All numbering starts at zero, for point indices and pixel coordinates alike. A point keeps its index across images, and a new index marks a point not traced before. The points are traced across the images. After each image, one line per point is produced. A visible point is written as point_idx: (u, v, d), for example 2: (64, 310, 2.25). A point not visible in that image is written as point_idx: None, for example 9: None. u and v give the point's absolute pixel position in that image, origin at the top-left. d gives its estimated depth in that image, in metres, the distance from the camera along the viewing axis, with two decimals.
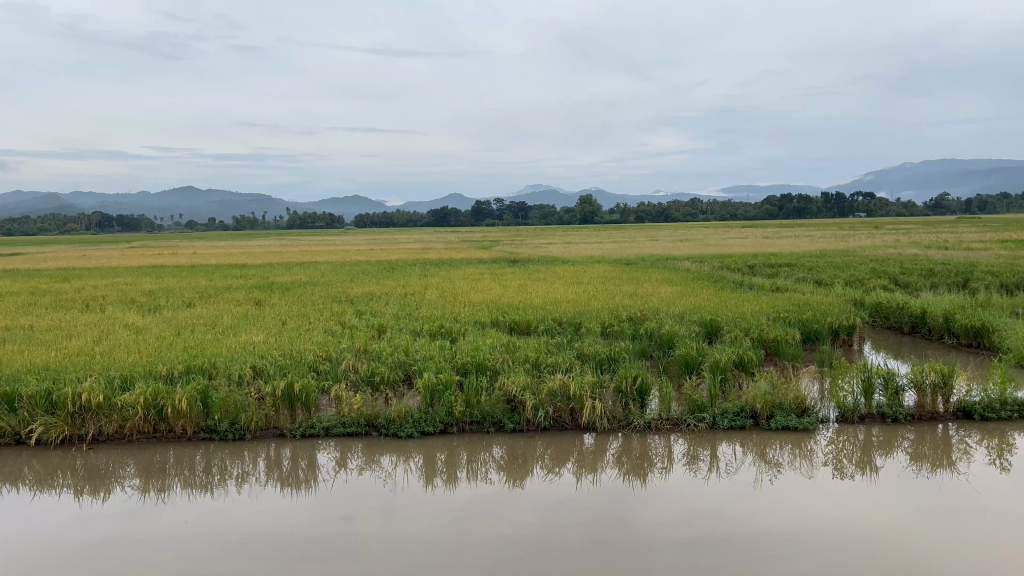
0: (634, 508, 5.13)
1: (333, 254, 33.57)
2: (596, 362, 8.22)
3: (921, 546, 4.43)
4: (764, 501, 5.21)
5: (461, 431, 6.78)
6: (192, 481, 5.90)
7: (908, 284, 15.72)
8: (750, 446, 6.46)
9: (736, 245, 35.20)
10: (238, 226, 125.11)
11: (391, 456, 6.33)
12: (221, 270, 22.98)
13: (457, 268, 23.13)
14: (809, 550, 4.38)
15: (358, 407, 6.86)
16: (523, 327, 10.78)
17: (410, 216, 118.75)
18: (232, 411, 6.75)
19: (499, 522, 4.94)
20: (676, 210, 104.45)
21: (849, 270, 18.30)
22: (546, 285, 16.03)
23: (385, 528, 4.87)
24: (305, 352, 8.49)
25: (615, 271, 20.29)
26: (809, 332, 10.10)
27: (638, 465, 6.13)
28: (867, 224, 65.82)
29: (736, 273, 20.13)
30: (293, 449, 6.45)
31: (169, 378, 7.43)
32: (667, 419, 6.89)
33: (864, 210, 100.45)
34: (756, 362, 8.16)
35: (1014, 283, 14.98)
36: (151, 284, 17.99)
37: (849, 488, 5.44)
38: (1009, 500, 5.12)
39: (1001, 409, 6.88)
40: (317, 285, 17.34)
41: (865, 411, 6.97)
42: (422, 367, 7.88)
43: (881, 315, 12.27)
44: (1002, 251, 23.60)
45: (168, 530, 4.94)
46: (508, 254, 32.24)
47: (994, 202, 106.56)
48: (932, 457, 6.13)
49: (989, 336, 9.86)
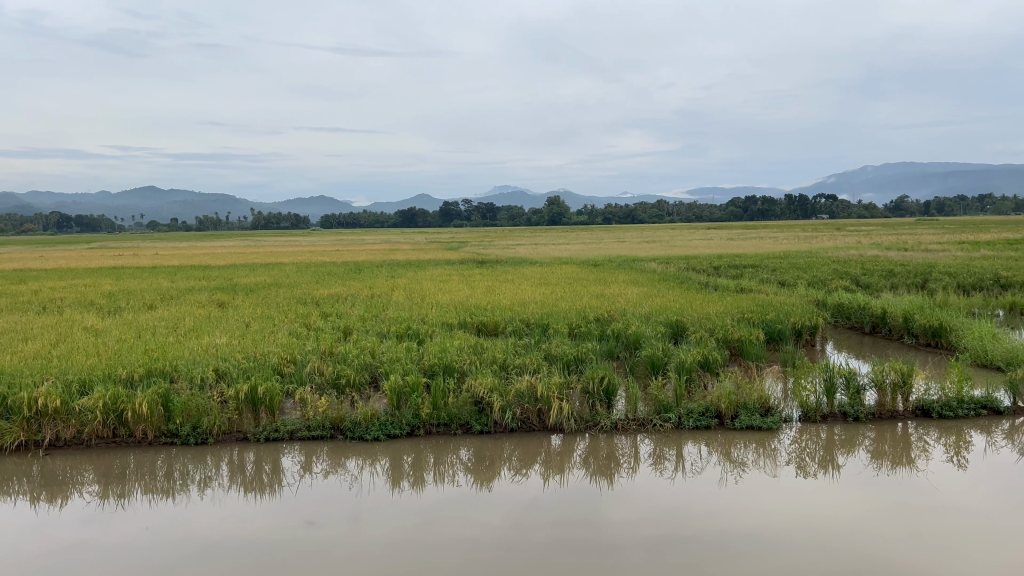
0: (601, 508, 5.15)
1: (300, 254, 34.11)
2: (563, 362, 8.23)
3: (881, 541, 4.50)
4: (729, 500, 5.27)
5: (428, 433, 6.73)
6: (153, 487, 5.81)
7: (869, 284, 16.02)
8: (716, 446, 6.52)
9: (702, 245, 36.79)
10: (201, 225, 124.15)
11: (357, 459, 6.29)
12: (183, 270, 23.30)
13: (424, 269, 23.07)
14: (775, 547, 4.43)
15: (323, 410, 6.80)
16: (490, 329, 10.77)
17: (376, 218, 118.74)
18: (194, 414, 6.63)
19: (465, 523, 4.93)
20: (643, 212, 105.35)
21: (812, 271, 18.57)
22: (513, 285, 16.11)
23: (350, 532, 4.82)
24: (269, 354, 8.38)
25: (582, 271, 20.35)
26: (772, 332, 10.23)
27: (605, 465, 6.16)
28: (833, 226, 66.94)
29: (701, 274, 20.34)
30: (257, 453, 6.37)
31: (129, 381, 7.30)
32: (633, 419, 6.94)
33: (826, 212, 102.46)
34: (721, 362, 8.23)
35: (970, 284, 15.31)
36: (111, 285, 17.77)
37: (812, 487, 5.49)
38: (967, 496, 5.22)
39: (959, 408, 7.02)
40: (282, 286, 17.17)
41: (827, 410, 7.07)
42: (389, 369, 7.82)
43: (842, 315, 12.47)
44: (958, 252, 24.35)
45: (129, 536, 4.85)
46: (476, 254, 33.15)
47: (951, 204, 109.23)
48: (892, 455, 6.23)
49: (947, 336, 10.07)
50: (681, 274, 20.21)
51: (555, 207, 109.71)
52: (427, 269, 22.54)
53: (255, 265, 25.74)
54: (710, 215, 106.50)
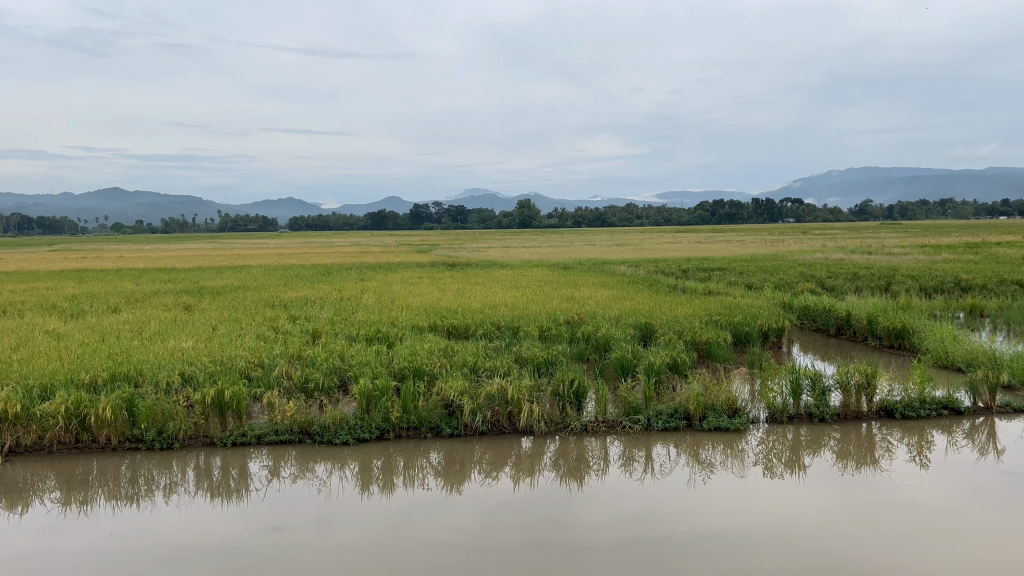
0: (571, 509, 5.18)
1: (266, 254, 36.01)
2: (534, 365, 8.25)
3: (848, 540, 4.56)
4: (698, 500, 5.32)
5: (397, 437, 6.70)
6: (117, 493, 5.71)
7: (834, 288, 16.26)
8: (684, 446, 6.59)
9: (672, 247, 38.14)
10: (166, 228, 123.70)
11: (325, 464, 6.24)
12: (150, 271, 23.64)
13: (393, 271, 23.04)
14: (744, 547, 4.47)
15: (291, 414, 6.73)
16: (461, 331, 10.75)
17: (345, 222, 118.69)
18: (159, 419, 6.52)
19: (435, 527, 4.91)
20: (614, 215, 106.07)
21: (779, 275, 18.80)
22: (483, 288, 16.12)
23: (319, 536, 4.79)
24: (236, 358, 8.27)
25: (551, 274, 20.46)
26: (739, 335, 10.37)
27: (575, 467, 6.18)
28: (801, 228, 68.02)
29: (670, 277, 20.59)
30: (224, 457, 6.30)
31: (92, 386, 7.16)
32: (603, 421, 6.97)
33: (794, 216, 103.98)
34: (689, 364, 8.30)
35: (931, 286, 15.60)
36: (74, 288, 17.50)
37: (778, 487, 5.56)
38: (931, 496, 5.32)
39: (920, 408, 7.16)
40: (248, 289, 16.98)
41: (793, 411, 7.16)
42: (358, 373, 7.76)
43: (808, 317, 12.64)
44: (920, 255, 25.02)
45: (93, 543, 4.77)
46: (446, 254, 35.71)
47: (915, 209, 111.71)
48: (856, 456, 6.32)
49: (910, 337, 10.26)
50: (651, 277, 20.41)
51: (525, 209, 110.51)
52: (397, 272, 22.54)
53: (221, 268, 25.56)
54: (680, 219, 107.65)
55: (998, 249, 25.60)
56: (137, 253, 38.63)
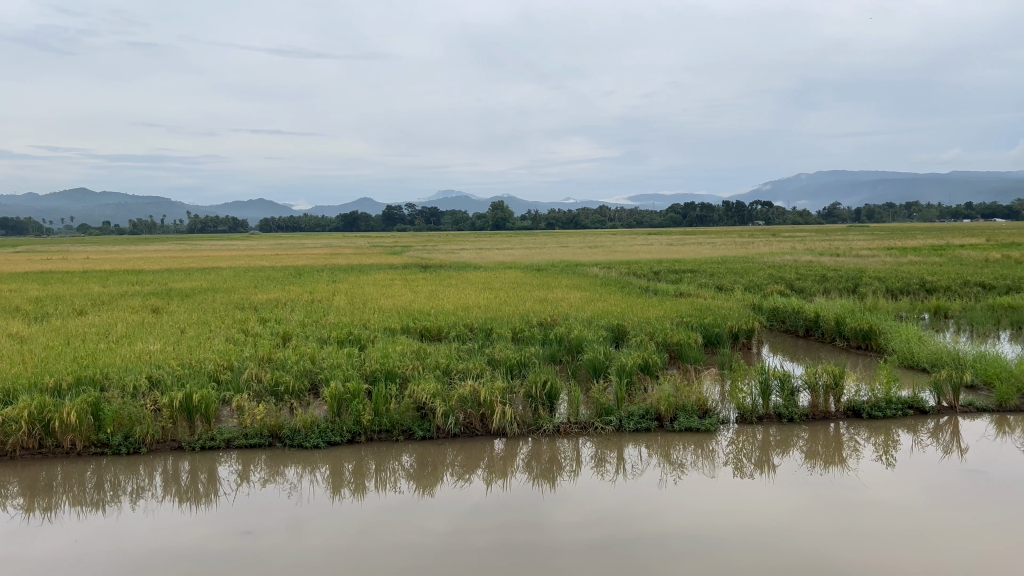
0: (544, 510, 5.19)
1: (237, 254, 37.82)
2: (507, 367, 8.25)
3: (817, 539, 4.61)
4: (670, 500, 5.36)
5: (369, 440, 6.66)
6: (82, 499, 5.62)
7: (803, 289, 16.48)
8: (655, 447, 6.63)
9: (643, 249, 38.83)
10: (135, 229, 122.46)
11: (296, 467, 6.18)
12: (115, 274, 23.14)
13: (365, 273, 22.90)
14: (713, 546, 4.51)
15: (260, 417, 6.66)
16: (433, 334, 10.71)
17: (317, 223, 118.31)
18: (126, 423, 6.43)
19: (408, 530, 4.89)
20: (586, 217, 106.65)
21: (749, 276, 19.07)
22: (456, 290, 16.12)
23: (290, 540, 4.74)
24: (205, 361, 8.17)
25: (524, 276, 20.51)
26: (710, 336, 10.46)
27: (547, 468, 6.20)
28: (770, 231, 69.14)
29: (642, 279, 20.77)
30: (193, 462, 6.21)
31: (57, 390, 7.03)
32: (575, 423, 6.99)
33: (763, 218, 105.50)
34: (661, 365, 8.36)
35: (897, 287, 15.93)
36: (36, 290, 17.06)
37: (747, 487, 5.61)
38: (897, 494, 5.39)
39: (887, 408, 7.27)
40: (218, 291, 16.75)
41: (763, 411, 7.24)
42: (330, 376, 7.71)
43: (777, 319, 12.79)
44: (884, 257, 25.72)
45: (57, 550, 4.68)
46: (419, 254, 37.62)
47: (880, 212, 114.10)
48: (824, 455, 6.41)
49: (877, 338, 10.43)
50: (622, 278, 20.55)
51: (498, 211, 111.01)
52: (369, 273, 22.42)
53: (189, 269, 25.12)
54: (651, 221, 108.64)
55: (963, 251, 26.20)
56: (104, 254, 38.21)
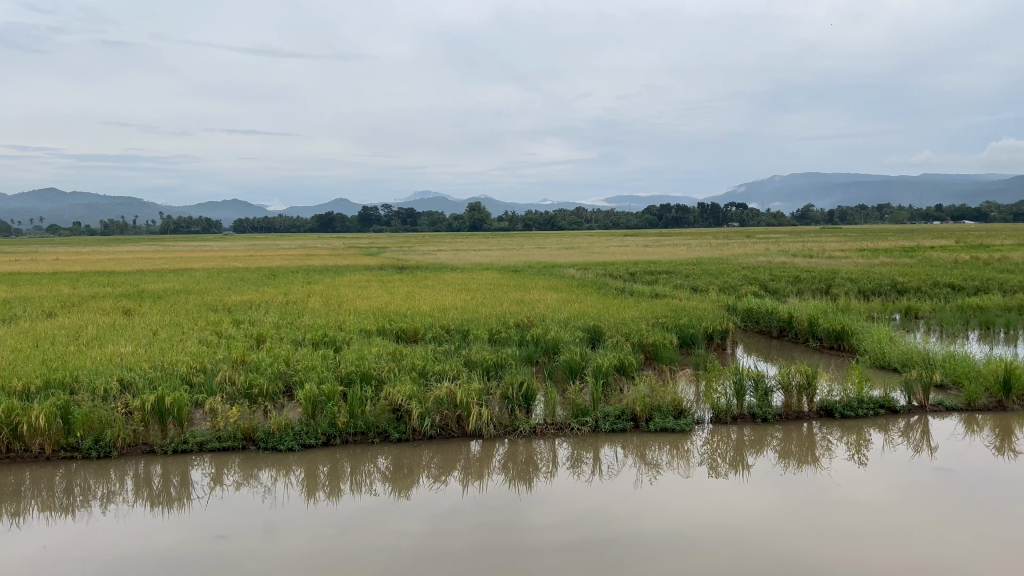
0: (521, 511, 5.19)
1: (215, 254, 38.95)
2: (483, 369, 8.24)
3: (791, 538, 4.65)
4: (646, 499, 5.39)
5: (345, 442, 6.62)
6: (51, 503, 5.53)
7: (777, 290, 16.66)
8: (631, 447, 6.66)
9: (618, 250, 39.52)
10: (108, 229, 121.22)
11: (269, 470, 6.13)
12: (88, 275, 22.82)
13: (341, 274, 22.83)
14: (689, 546, 4.54)
15: (234, 420, 6.59)
16: (410, 335, 10.67)
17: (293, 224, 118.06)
18: (96, 427, 6.33)
19: (384, 532, 4.87)
20: (563, 218, 107.27)
21: (724, 277, 19.26)
22: (433, 291, 16.12)
23: (264, 544, 4.70)
24: (178, 364, 8.08)
25: (500, 277, 20.57)
26: (685, 336, 10.52)
27: (523, 469, 6.21)
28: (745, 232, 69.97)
29: (618, 280, 20.91)
30: (165, 465, 6.14)
31: (25, 394, 6.92)
32: (552, 423, 7.00)
33: (738, 220, 106.68)
34: (636, 366, 8.39)
35: (869, 288, 16.15)
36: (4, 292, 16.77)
37: (722, 487, 5.65)
38: (870, 492, 5.45)
39: (859, 407, 7.36)
40: (191, 292, 16.58)
41: (737, 411, 7.30)
42: (304, 378, 7.66)
43: (751, 319, 12.89)
44: (856, 258, 26.20)
45: (24, 555, 4.60)
46: (395, 254, 38.85)
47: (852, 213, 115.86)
48: (798, 454, 6.47)
49: (849, 338, 10.55)
50: (598, 279, 20.66)
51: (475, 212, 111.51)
52: (345, 275, 22.32)
53: (162, 271, 24.88)
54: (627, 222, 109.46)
55: (930, 253, 26.66)
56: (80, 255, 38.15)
